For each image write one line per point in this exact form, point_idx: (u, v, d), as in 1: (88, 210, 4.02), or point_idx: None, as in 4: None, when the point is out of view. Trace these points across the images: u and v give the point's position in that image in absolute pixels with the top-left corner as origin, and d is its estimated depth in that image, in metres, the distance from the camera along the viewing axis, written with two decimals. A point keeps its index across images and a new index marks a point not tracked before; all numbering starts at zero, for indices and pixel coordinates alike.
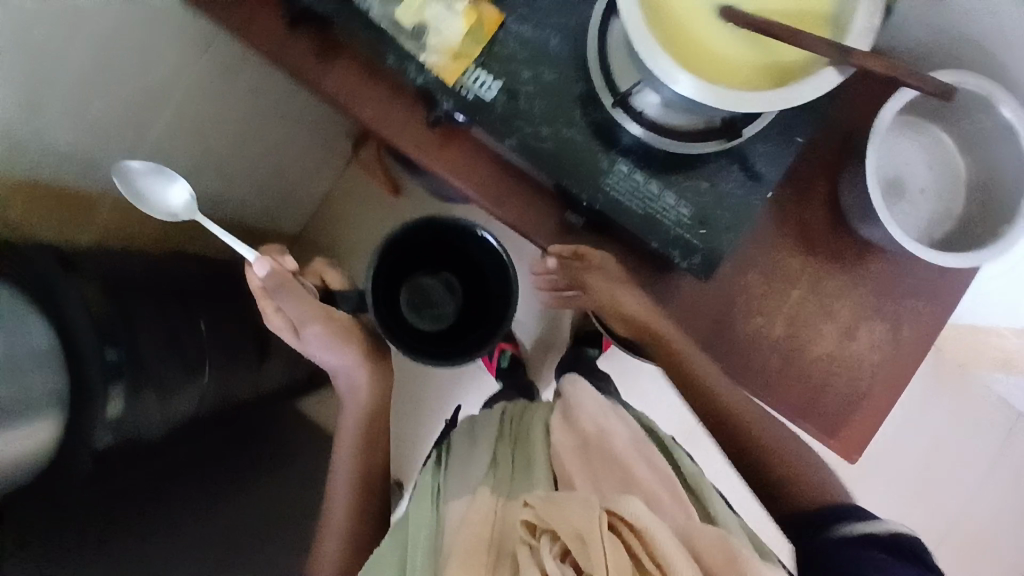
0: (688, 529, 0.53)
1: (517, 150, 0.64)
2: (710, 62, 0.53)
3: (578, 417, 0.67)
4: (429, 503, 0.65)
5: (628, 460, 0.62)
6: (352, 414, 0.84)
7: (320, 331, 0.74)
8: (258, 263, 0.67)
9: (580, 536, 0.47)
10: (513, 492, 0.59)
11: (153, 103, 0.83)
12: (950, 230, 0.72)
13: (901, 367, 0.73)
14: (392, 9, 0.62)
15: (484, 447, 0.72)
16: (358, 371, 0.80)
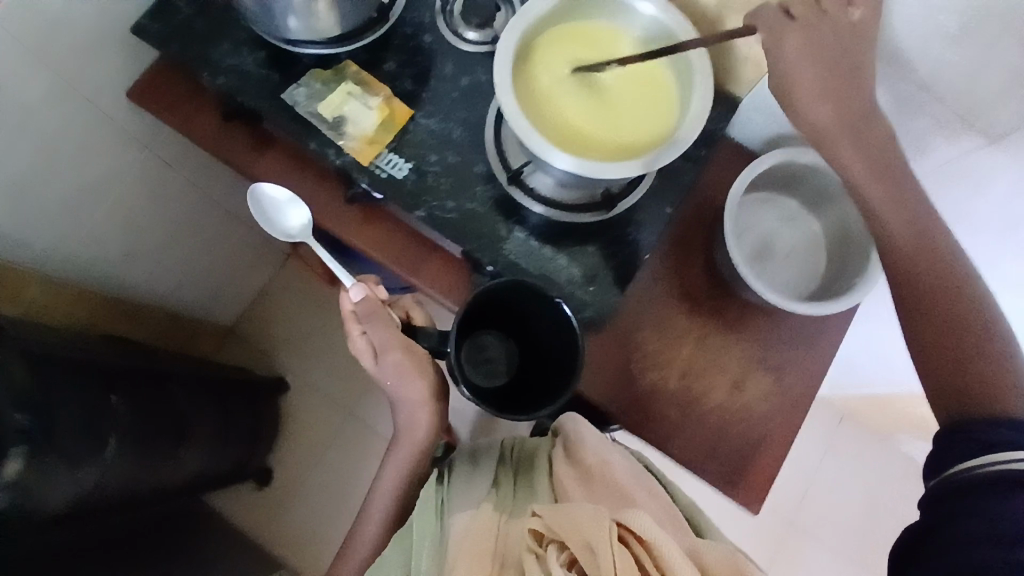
0: (696, 544, 0.59)
1: (426, 221, 0.72)
2: (552, 120, 0.64)
3: (580, 450, 0.69)
4: (434, 514, 0.70)
5: (627, 485, 0.67)
6: (403, 449, 0.81)
7: (400, 359, 0.75)
8: (355, 288, 0.71)
9: (587, 544, 0.55)
10: (517, 510, 0.67)
11: (97, 197, 0.90)
12: (818, 287, 0.80)
13: (790, 416, 0.80)
14: (315, 104, 0.72)
15: (486, 467, 0.74)
16: (422, 411, 0.79)
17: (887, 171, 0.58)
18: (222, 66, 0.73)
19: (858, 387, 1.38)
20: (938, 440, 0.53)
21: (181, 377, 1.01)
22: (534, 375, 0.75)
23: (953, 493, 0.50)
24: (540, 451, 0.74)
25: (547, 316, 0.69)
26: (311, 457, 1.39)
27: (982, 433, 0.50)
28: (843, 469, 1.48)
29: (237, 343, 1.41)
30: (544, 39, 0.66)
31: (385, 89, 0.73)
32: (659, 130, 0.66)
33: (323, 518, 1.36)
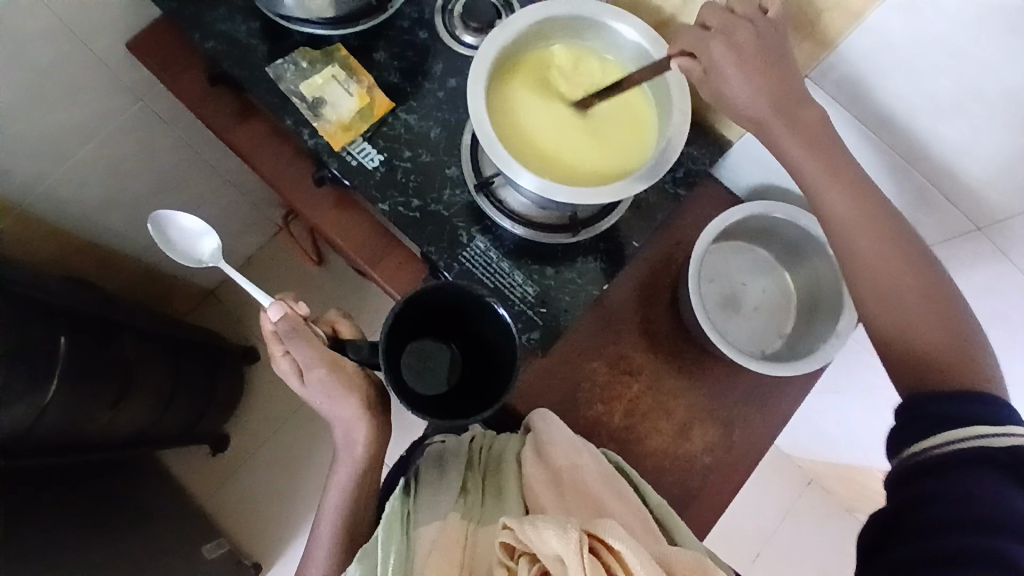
0: (663, 550, 0.56)
1: (387, 215, 0.71)
2: (510, 116, 0.65)
3: (551, 453, 0.67)
4: (400, 526, 0.63)
5: (598, 492, 0.66)
6: (344, 467, 0.76)
7: (326, 376, 0.70)
8: (273, 307, 0.68)
9: (558, 559, 0.53)
10: (487, 520, 0.63)
11: (83, 135, 0.90)
12: (780, 345, 0.79)
13: (732, 472, 0.77)
14: (298, 82, 0.72)
15: (454, 468, 0.69)
16: (358, 425, 0.73)
17: (870, 223, 0.57)
18: (214, 30, 0.74)
19: (827, 458, 1.34)
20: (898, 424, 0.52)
21: (138, 329, 1.01)
22: (481, 383, 0.70)
23: (933, 471, 0.47)
24: (506, 447, 0.71)
25: (491, 318, 0.66)
26: (267, 432, 1.39)
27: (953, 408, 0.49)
28: (798, 536, 1.44)
29: (216, 308, 1.42)
30: (528, 57, 0.66)
31: (369, 79, 0.73)
32: (622, 167, 0.64)
33: (272, 493, 1.36)
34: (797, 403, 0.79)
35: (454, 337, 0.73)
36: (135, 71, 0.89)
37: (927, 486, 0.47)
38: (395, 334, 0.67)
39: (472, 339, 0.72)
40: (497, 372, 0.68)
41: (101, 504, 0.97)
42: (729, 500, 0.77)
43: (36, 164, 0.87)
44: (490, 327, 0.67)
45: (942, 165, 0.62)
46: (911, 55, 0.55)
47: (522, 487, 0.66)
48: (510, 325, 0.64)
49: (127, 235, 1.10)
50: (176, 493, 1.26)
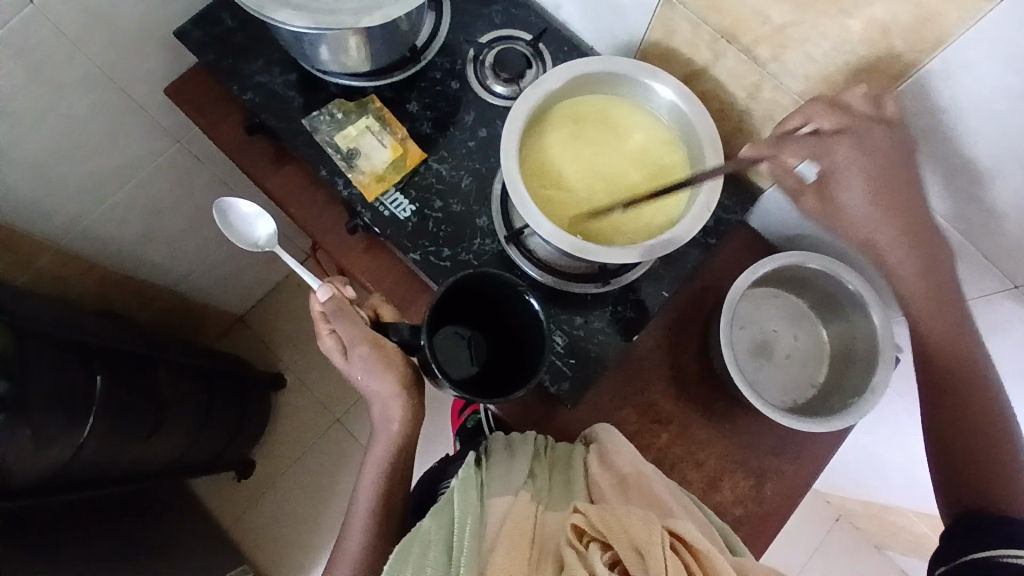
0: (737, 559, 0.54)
1: (417, 264, 0.72)
2: (532, 155, 0.67)
3: (617, 458, 0.64)
4: (475, 495, 0.61)
5: (665, 499, 0.61)
6: (381, 447, 0.76)
7: (367, 354, 0.69)
8: (321, 289, 0.68)
9: (636, 549, 0.51)
10: (554, 505, 0.60)
11: (122, 176, 0.92)
12: (813, 395, 0.78)
13: (764, 522, 0.76)
14: (333, 134, 0.74)
15: (522, 456, 0.66)
16: (394, 403, 0.72)
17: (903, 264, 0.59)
18: (252, 81, 0.76)
19: (858, 496, 1.30)
20: (948, 533, 0.58)
21: (169, 361, 1.03)
22: (508, 365, 0.69)
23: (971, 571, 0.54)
24: (571, 454, 0.67)
25: (523, 307, 0.65)
26: (289, 458, 1.40)
27: (994, 527, 0.55)
28: (828, 574, 1.39)
29: (243, 335, 1.44)
30: (562, 109, 0.69)
31: (402, 130, 0.75)
32: (652, 229, 0.66)
33: (296, 519, 1.37)
34: (831, 455, 0.78)
35: (482, 325, 0.71)
36: (172, 114, 0.92)
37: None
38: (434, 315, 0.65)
39: (502, 327, 0.71)
40: (524, 365, 0.67)
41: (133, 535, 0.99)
42: (761, 553, 0.76)
43: (77, 204, 0.89)
44: (523, 315, 0.67)
45: (985, 230, 0.61)
46: (952, 123, 0.56)
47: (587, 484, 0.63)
48: (541, 318, 0.64)
49: (160, 267, 1.13)
50: (202, 519, 1.27)
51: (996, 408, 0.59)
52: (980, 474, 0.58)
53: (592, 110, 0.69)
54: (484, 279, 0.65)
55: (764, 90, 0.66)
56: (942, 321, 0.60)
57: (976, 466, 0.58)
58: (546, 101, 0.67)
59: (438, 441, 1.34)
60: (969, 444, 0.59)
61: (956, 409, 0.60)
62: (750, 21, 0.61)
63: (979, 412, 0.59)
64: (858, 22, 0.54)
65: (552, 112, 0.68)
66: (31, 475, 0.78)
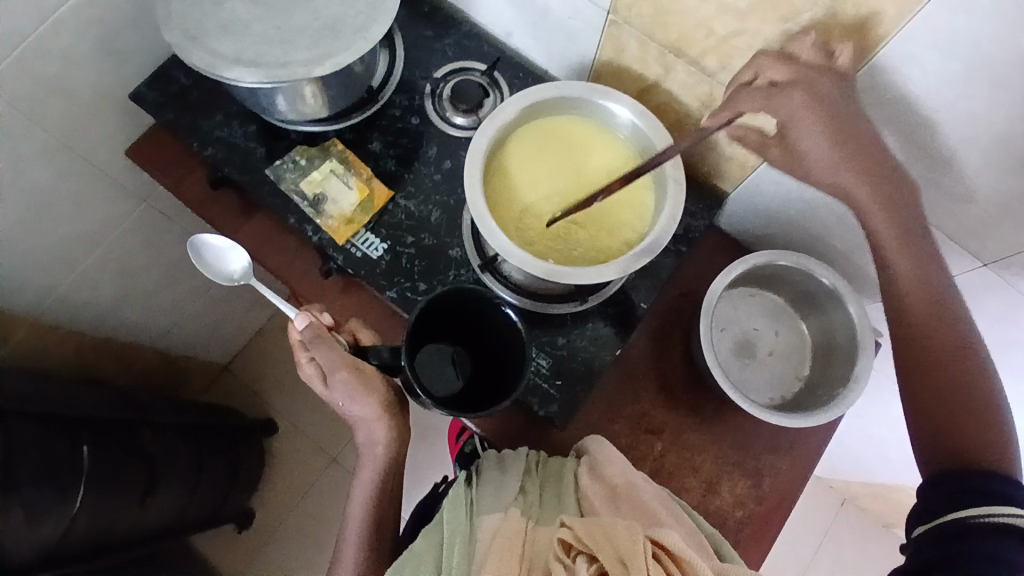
0: (724, 566, 0.54)
1: (395, 302, 0.72)
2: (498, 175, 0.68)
3: (607, 469, 0.64)
4: (464, 515, 0.60)
5: (656, 508, 0.62)
6: (369, 469, 0.75)
7: (347, 379, 0.68)
8: (298, 317, 0.66)
9: (621, 560, 0.50)
10: (545, 520, 0.59)
11: (91, 241, 0.92)
12: (799, 389, 0.79)
13: (766, 520, 0.76)
14: (298, 180, 0.74)
15: (513, 471, 0.65)
16: (378, 425, 0.72)
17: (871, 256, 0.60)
18: (212, 136, 0.76)
19: (859, 479, 1.31)
20: (928, 489, 0.54)
21: (157, 423, 1.01)
22: (491, 380, 0.69)
23: (958, 533, 0.50)
24: (565, 465, 0.67)
25: (498, 317, 0.66)
26: (288, 504, 1.38)
27: (975, 482, 0.52)
28: (838, 561, 1.40)
29: (230, 384, 1.42)
30: (531, 128, 0.70)
31: (367, 170, 0.75)
32: (621, 242, 0.68)
33: (300, 565, 1.34)
34: (824, 446, 0.79)
35: (464, 341, 0.71)
36: (136, 175, 0.92)
37: (946, 547, 0.50)
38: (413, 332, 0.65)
39: (483, 342, 0.71)
40: (506, 378, 0.67)
41: None
42: (766, 552, 0.76)
43: (47, 275, 0.88)
44: (501, 328, 0.67)
45: (945, 211, 0.63)
46: (899, 112, 0.58)
47: (579, 497, 0.63)
48: (518, 327, 0.64)
49: (140, 327, 1.12)
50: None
51: (966, 359, 0.57)
52: (950, 422, 0.55)
53: (560, 128, 0.70)
54: (459, 295, 0.65)
55: (716, 98, 0.68)
56: (918, 272, 0.58)
57: (950, 414, 0.55)
58: (515, 120, 0.68)
59: (437, 471, 1.33)
60: (942, 390, 0.56)
61: (920, 356, 0.58)
62: (694, 35, 0.62)
63: (946, 360, 0.57)
64: (796, 27, 0.56)
65: (522, 132, 0.70)
66: (22, 556, 0.76)
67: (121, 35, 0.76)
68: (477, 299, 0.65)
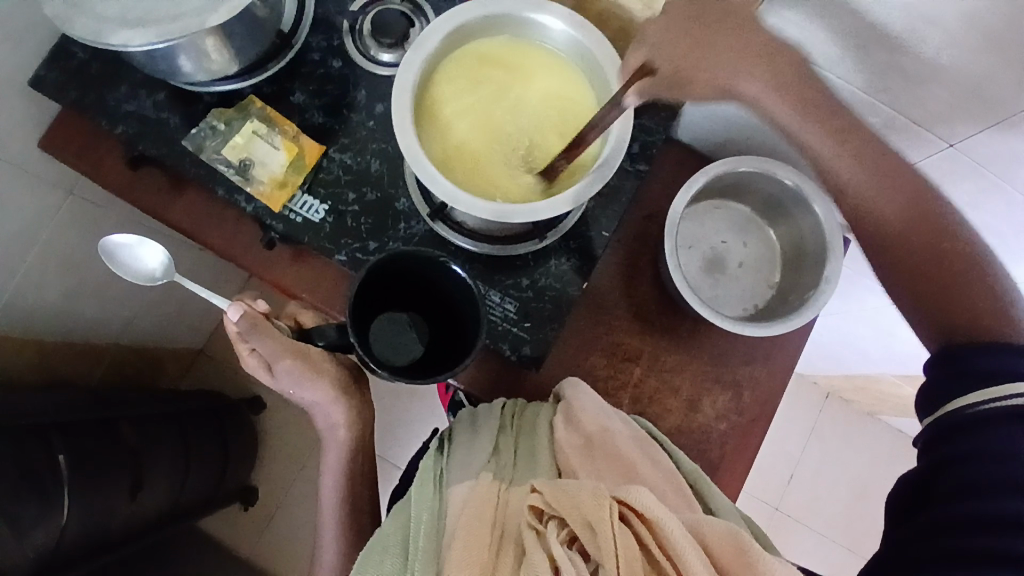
0: (696, 519, 0.53)
1: (346, 265, 0.69)
2: (429, 106, 0.63)
3: (582, 416, 0.63)
4: (432, 488, 0.60)
5: (632, 455, 0.62)
6: (333, 452, 0.75)
7: (290, 367, 0.68)
8: (232, 308, 0.64)
9: (588, 523, 0.50)
10: (518, 481, 0.58)
11: (22, 242, 0.86)
12: (773, 297, 0.77)
13: (749, 430, 0.77)
14: (220, 147, 0.68)
15: (485, 433, 0.64)
16: (335, 408, 0.71)
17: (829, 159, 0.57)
18: (119, 111, 0.69)
19: (842, 373, 1.33)
20: (930, 373, 0.57)
21: (135, 416, 0.99)
22: (452, 336, 0.66)
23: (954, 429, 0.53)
24: (539, 416, 0.66)
25: (447, 275, 0.62)
26: (288, 472, 1.39)
27: (971, 364, 0.53)
28: (827, 451, 1.45)
29: (210, 366, 1.40)
30: (467, 52, 0.64)
31: (293, 126, 0.69)
32: (562, 178, 0.63)
33: (309, 529, 1.36)
34: (802, 350, 0.79)
35: (419, 306, 0.68)
36: (53, 164, 0.85)
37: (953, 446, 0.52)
38: (358, 305, 0.61)
39: (438, 304, 0.67)
40: (464, 337, 0.64)
41: None
42: (753, 459, 0.77)
43: None
44: (452, 287, 0.63)
45: (911, 96, 0.63)
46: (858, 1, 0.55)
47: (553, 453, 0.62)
48: (467, 283, 0.61)
49: (98, 322, 1.07)
50: (217, 554, 1.27)
51: (952, 236, 0.56)
52: (942, 304, 0.56)
53: (500, 48, 0.65)
54: (401, 259, 0.61)
55: None
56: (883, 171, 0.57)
57: (940, 295, 0.56)
58: (446, 42, 0.62)
59: (431, 420, 1.33)
60: (933, 276, 0.56)
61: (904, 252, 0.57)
62: None
63: (938, 245, 0.56)
64: None
65: (458, 56, 0.64)
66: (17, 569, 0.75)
67: None
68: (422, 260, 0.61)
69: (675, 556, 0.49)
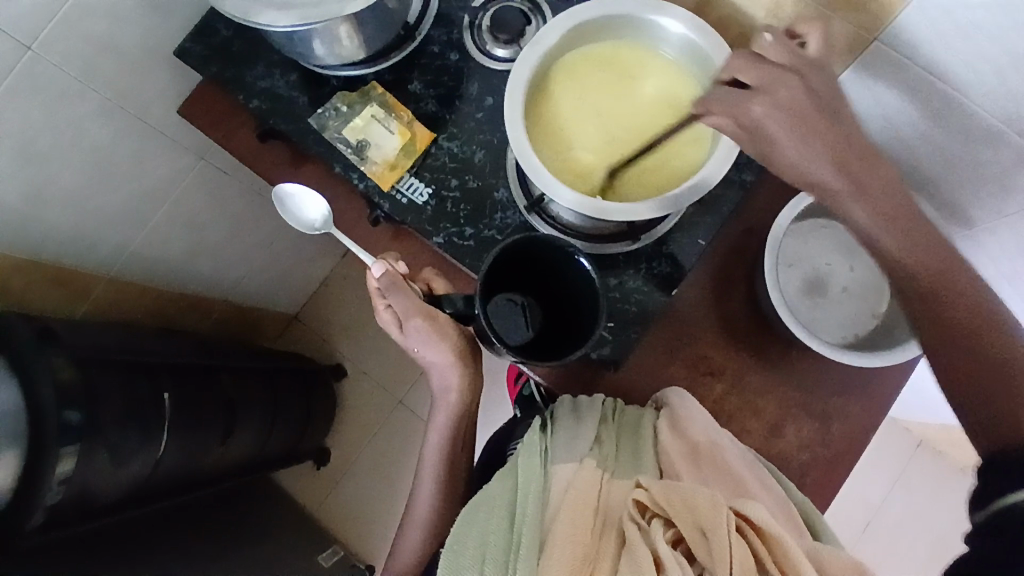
0: (815, 548, 0.52)
1: (443, 248, 0.71)
2: (542, 103, 0.65)
3: (689, 427, 0.63)
4: (539, 461, 0.60)
5: (739, 471, 0.61)
6: (442, 415, 0.77)
7: (422, 326, 0.70)
8: (376, 265, 0.68)
9: (700, 528, 0.50)
10: (621, 474, 0.59)
11: (155, 198, 0.96)
12: (875, 327, 0.73)
13: (833, 465, 0.73)
14: (341, 128, 0.73)
15: (588, 419, 0.65)
16: (452, 372, 0.72)
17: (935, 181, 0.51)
18: (255, 87, 0.76)
19: (938, 422, 1.23)
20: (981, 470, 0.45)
21: (231, 367, 1.07)
22: (563, 326, 0.68)
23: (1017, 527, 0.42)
24: (642, 417, 0.66)
25: (571, 266, 0.64)
26: (359, 442, 1.46)
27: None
28: (911, 504, 1.34)
29: (298, 331, 1.50)
30: (582, 51, 0.65)
31: (408, 112, 0.73)
32: (674, 179, 0.63)
33: (372, 497, 1.43)
34: (903, 387, 0.74)
35: (536, 293, 0.70)
36: (190, 131, 0.94)
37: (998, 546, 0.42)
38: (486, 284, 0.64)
39: (554, 294, 0.69)
40: (575, 328, 0.66)
41: (227, 532, 1.06)
42: (834, 495, 0.73)
43: (118, 231, 0.93)
44: (574, 279, 0.65)
45: None
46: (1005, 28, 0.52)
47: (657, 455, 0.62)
48: (591, 276, 0.62)
49: (209, 280, 1.17)
50: (287, 506, 1.36)
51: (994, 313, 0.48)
52: (983, 386, 0.46)
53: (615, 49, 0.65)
54: (532, 245, 0.64)
55: None
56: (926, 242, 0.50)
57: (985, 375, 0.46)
58: (566, 41, 0.63)
59: (497, 411, 1.36)
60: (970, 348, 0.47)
61: (947, 314, 0.48)
62: None
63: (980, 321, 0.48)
64: None
65: (574, 55, 0.65)
66: (114, 492, 0.80)
67: None
68: (551, 249, 0.64)
69: (789, 572, 0.49)
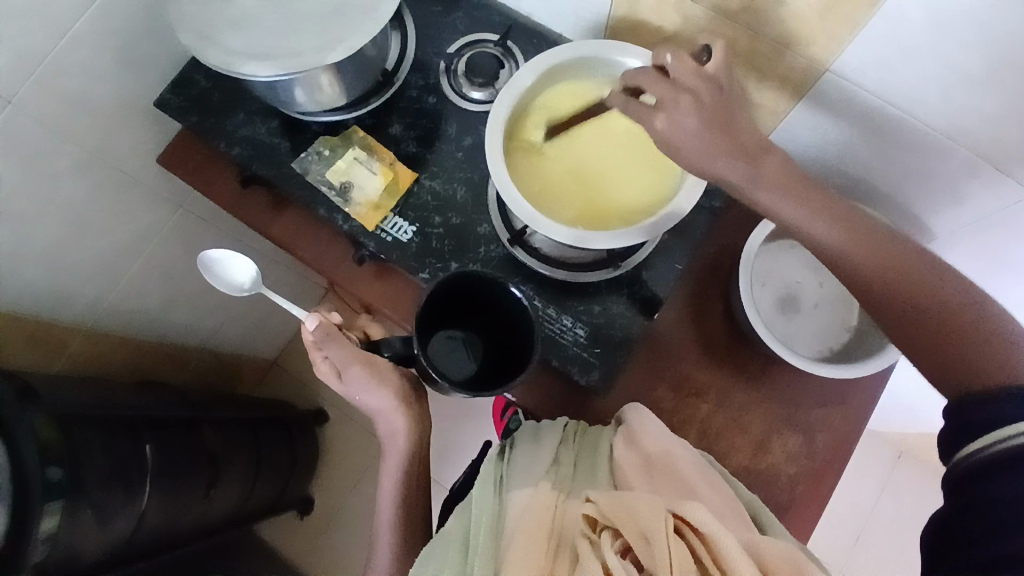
0: (753, 537, 0.51)
1: (428, 284, 0.73)
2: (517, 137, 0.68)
3: (642, 437, 0.63)
4: (494, 491, 0.61)
5: (690, 474, 0.60)
6: (392, 458, 0.77)
7: (360, 373, 0.71)
8: (309, 318, 0.68)
9: (642, 534, 0.49)
10: (575, 493, 0.59)
11: (134, 249, 0.95)
12: (848, 339, 0.76)
13: (820, 475, 0.74)
14: (324, 171, 0.75)
15: (547, 442, 0.66)
16: (396, 415, 0.74)
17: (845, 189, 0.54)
18: (237, 135, 0.77)
19: (915, 429, 1.26)
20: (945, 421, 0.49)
21: (213, 418, 1.04)
22: (505, 354, 0.69)
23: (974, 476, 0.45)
24: (599, 435, 0.67)
25: (505, 300, 0.65)
26: (344, 487, 1.43)
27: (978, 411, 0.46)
28: (897, 512, 1.36)
29: (278, 377, 1.48)
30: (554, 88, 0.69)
31: (390, 154, 0.75)
32: (637, 209, 0.66)
33: (359, 545, 1.39)
34: (881, 396, 0.76)
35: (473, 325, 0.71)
36: (168, 180, 0.94)
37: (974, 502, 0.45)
38: (422, 323, 0.65)
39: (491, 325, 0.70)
40: (515, 357, 0.67)
41: None
42: (824, 507, 0.74)
43: (96, 283, 0.92)
44: (507, 310, 0.66)
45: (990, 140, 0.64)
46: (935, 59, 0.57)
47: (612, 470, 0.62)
48: (524, 307, 0.63)
49: (186, 328, 1.15)
50: (270, 560, 1.31)
51: (932, 275, 0.51)
52: (942, 341, 0.49)
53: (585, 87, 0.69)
54: (464, 282, 0.65)
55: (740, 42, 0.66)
56: (870, 242, 0.53)
57: (942, 338, 0.49)
58: (539, 79, 0.66)
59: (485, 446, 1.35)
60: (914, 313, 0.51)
61: (885, 285, 0.52)
62: None
63: (924, 286, 0.50)
64: None
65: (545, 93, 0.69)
66: (96, 553, 0.77)
67: (137, 41, 0.76)
68: (484, 284, 0.65)
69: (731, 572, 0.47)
